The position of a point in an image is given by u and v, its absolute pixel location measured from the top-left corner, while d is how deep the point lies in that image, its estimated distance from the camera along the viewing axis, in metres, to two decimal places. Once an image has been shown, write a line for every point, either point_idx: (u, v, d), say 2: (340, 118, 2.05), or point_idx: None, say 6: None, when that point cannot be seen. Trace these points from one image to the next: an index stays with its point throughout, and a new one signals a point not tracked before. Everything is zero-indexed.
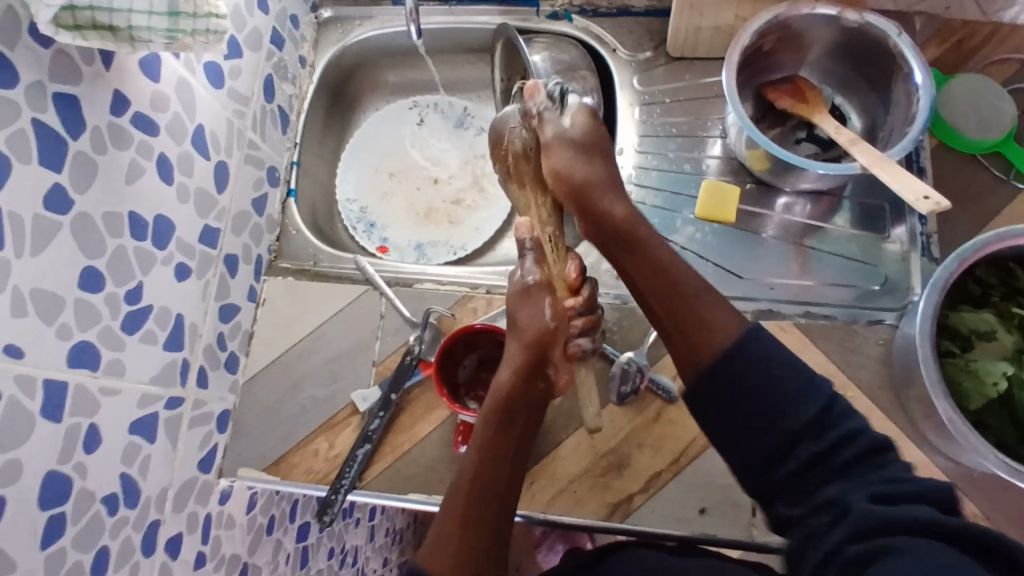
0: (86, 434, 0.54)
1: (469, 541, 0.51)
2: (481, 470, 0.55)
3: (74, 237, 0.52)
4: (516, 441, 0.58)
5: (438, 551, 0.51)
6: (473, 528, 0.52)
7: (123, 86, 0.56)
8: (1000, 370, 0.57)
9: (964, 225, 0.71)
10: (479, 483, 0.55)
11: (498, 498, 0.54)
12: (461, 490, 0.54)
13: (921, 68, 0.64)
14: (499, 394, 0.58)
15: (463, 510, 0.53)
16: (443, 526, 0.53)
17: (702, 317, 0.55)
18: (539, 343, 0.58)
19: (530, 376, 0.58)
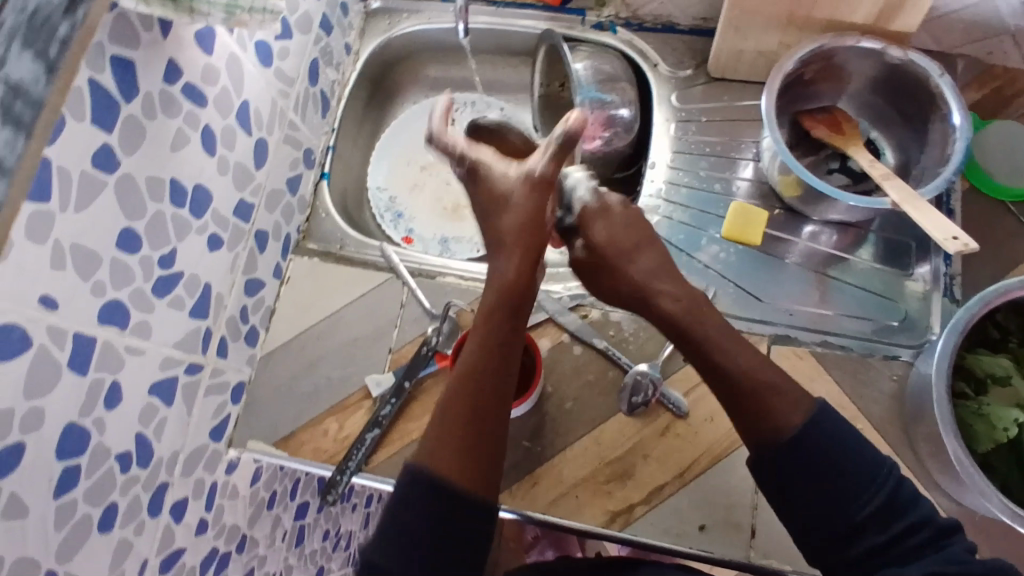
0: (108, 391, 0.55)
1: (475, 438, 0.47)
2: (484, 369, 0.49)
3: (117, 197, 0.53)
4: (518, 335, 0.52)
5: (440, 450, 0.46)
6: (477, 423, 0.47)
7: (178, 56, 0.57)
8: (1012, 416, 0.57)
9: (988, 270, 0.71)
10: (484, 381, 0.49)
11: (504, 397, 0.49)
12: (464, 390, 0.48)
13: (959, 109, 0.65)
14: (502, 291, 0.53)
15: (466, 410, 0.47)
16: (441, 422, 0.48)
17: (768, 395, 0.50)
18: (530, 243, 0.55)
19: (531, 272, 0.54)
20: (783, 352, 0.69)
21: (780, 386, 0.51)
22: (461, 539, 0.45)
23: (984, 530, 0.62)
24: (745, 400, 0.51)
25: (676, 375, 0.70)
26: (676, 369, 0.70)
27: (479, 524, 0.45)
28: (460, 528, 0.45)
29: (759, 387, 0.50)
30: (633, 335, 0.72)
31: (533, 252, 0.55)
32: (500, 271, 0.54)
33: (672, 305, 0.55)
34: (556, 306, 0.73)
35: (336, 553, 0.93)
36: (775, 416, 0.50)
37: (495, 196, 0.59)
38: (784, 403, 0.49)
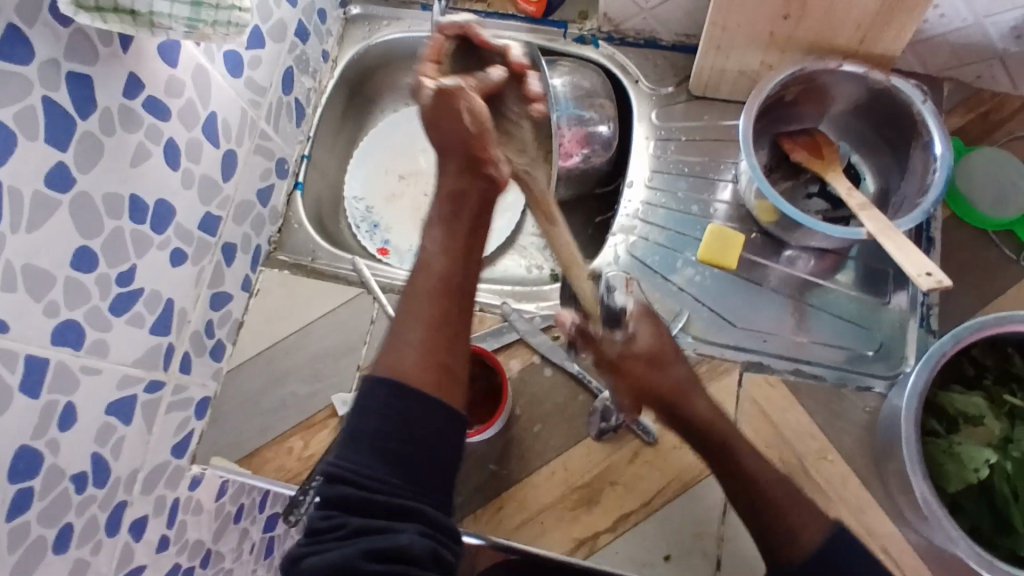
0: (63, 412, 0.54)
1: (435, 335, 0.47)
2: (438, 261, 0.50)
3: (72, 214, 0.52)
4: (474, 230, 0.52)
5: (400, 350, 0.47)
6: (433, 316, 0.48)
7: (139, 70, 0.56)
8: (984, 457, 0.56)
9: (966, 301, 0.70)
10: (434, 276, 0.49)
11: (464, 291, 0.49)
12: (425, 286, 0.49)
13: (941, 139, 0.64)
14: (449, 190, 0.52)
15: (422, 302, 0.48)
16: (402, 322, 0.48)
17: (786, 513, 0.49)
18: (462, 151, 0.53)
19: (471, 170, 0.53)
20: (756, 380, 0.68)
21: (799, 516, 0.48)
22: (422, 432, 0.45)
23: (953, 568, 0.61)
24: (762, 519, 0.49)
25: None
26: None
27: (451, 425, 0.46)
28: (430, 425, 0.45)
29: (771, 501, 0.49)
30: None
31: (467, 165, 0.53)
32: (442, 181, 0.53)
33: (703, 408, 0.54)
34: (527, 327, 0.72)
35: None
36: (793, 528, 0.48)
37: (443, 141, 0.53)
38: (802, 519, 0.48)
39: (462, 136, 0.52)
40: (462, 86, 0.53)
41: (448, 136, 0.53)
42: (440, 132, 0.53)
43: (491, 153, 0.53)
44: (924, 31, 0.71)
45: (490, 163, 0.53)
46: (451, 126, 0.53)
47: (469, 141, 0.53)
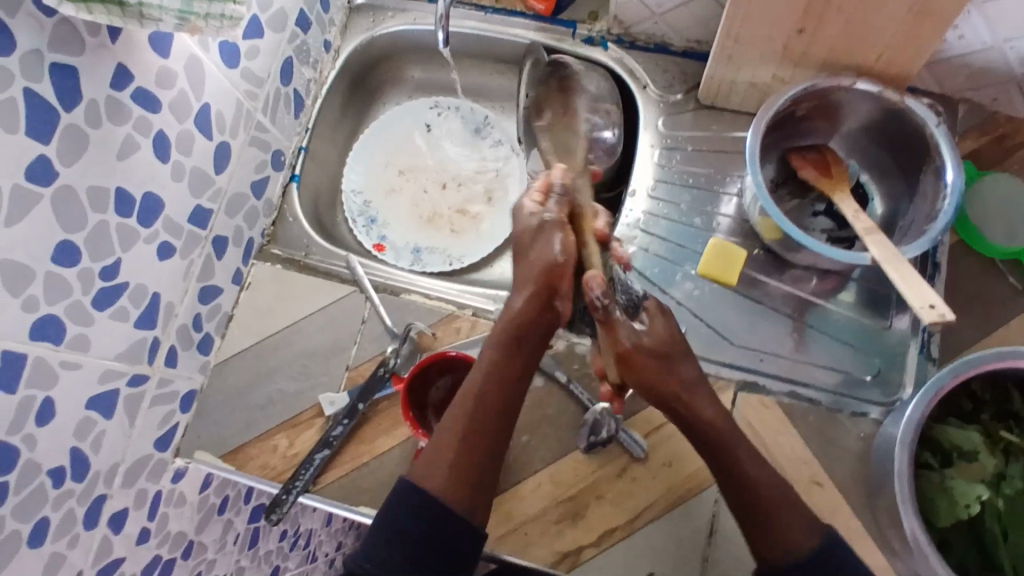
0: (40, 407, 0.53)
1: (469, 454, 0.51)
2: (488, 389, 0.53)
3: (54, 208, 0.50)
4: (522, 373, 0.55)
5: (435, 463, 0.50)
6: (478, 442, 0.51)
7: (128, 60, 0.54)
8: (975, 493, 0.55)
9: (970, 331, 0.69)
10: (483, 405, 0.52)
11: (501, 413, 0.53)
12: (466, 409, 0.52)
13: (952, 165, 0.62)
14: (509, 319, 0.56)
15: (467, 424, 0.52)
16: (443, 429, 0.52)
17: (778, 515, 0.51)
18: (544, 271, 0.57)
19: (543, 307, 0.56)
20: (749, 401, 0.67)
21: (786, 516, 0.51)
22: (452, 556, 0.48)
23: None
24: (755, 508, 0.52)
25: (638, 415, 0.68)
26: (638, 409, 0.68)
27: (463, 535, 0.49)
28: (453, 541, 0.48)
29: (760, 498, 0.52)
30: (597, 371, 0.70)
31: (534, 296, 0.56)
32: (511, 306, 0.57)
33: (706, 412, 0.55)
34: None
35: (293, 551, 0.94)
36: (784, 533, 0.50)
37: (528, 251, 0.59)
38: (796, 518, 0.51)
39: (552, 259, 0.57)
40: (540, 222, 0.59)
41: (535, 254, 0.58)
42: (532, 243, 0.59)
43: (560, 286, 0.57)
44: (942, 51, 0.69)
45: (560, 300, 0.57)
46: (528, 246, 0.59)
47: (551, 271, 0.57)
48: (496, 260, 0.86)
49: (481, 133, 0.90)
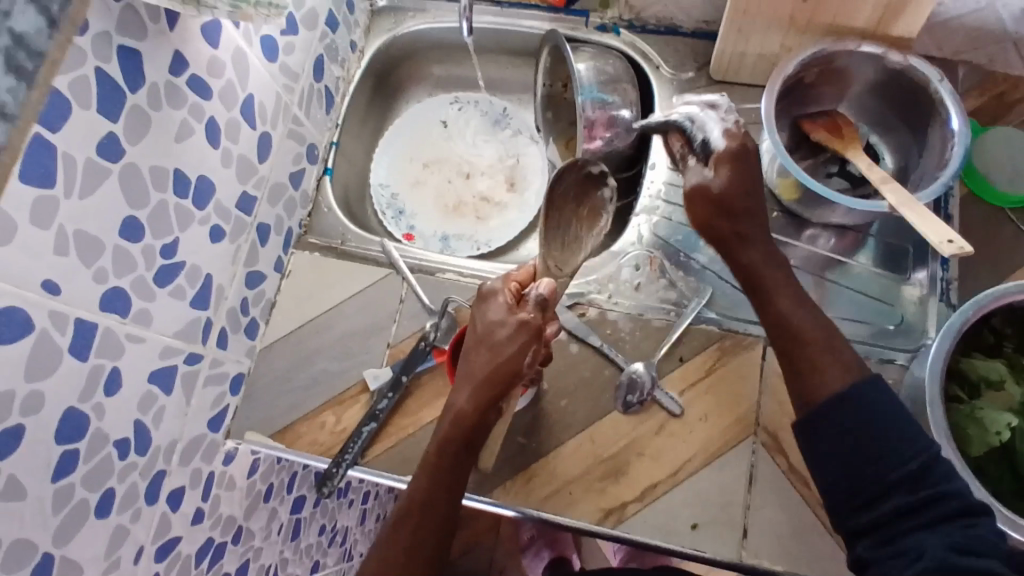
0: (108, 377, 0.55)
1: (416, 557, 0.53)
2: (430, 504, 0.55)
3: (120, 184, 0.54)
4: (456, 481, 0.56)
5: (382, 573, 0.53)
6: (418, 557, 0.53)
7: (184, 49, 0.59)
8: (1005, 420, 0.57)
9: (985, 275, 0.72)
10: (429, 520, 0.54)
11: (443, 509, 0.55)
12: (411, 516, 0.55)
13: (958, 115, 0.65)
14: (456, 422, 0.56)
15: (409, 541, 0.54)
16: (389, 537, 0.54)
17: (818, 349, 0.54)
18: (498, 378, 0.56)
19: (487, 408, 0.56)
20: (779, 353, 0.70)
21: (833, 357, 0.54)
22: None
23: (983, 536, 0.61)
24: (794, 354, 0.55)
25: (671, 375, 0.71)
26: (672, 368, 0.71)
27: None
28: None
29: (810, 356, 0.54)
30: (629, 334, 0.73)
31: (484, 396, 0.56)
32: (458, 404, 0.56)
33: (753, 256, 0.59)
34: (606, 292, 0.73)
35: (331, 547, 0.95)
36: (816, 383, 0.53)
37: (492, 343, 0.57)
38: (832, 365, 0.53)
39: (516, 355, 0.56)
40: (522, 326, 0.56)
41: (496, 348, 0.56)
42: (497, 341, 0.56)
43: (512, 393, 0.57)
44: None
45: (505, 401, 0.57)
46: (498, 346, 0.56)
47: (509, 380, 0.56)
48: (521, 242, 0.90)
49: (501, 124, 0.95)
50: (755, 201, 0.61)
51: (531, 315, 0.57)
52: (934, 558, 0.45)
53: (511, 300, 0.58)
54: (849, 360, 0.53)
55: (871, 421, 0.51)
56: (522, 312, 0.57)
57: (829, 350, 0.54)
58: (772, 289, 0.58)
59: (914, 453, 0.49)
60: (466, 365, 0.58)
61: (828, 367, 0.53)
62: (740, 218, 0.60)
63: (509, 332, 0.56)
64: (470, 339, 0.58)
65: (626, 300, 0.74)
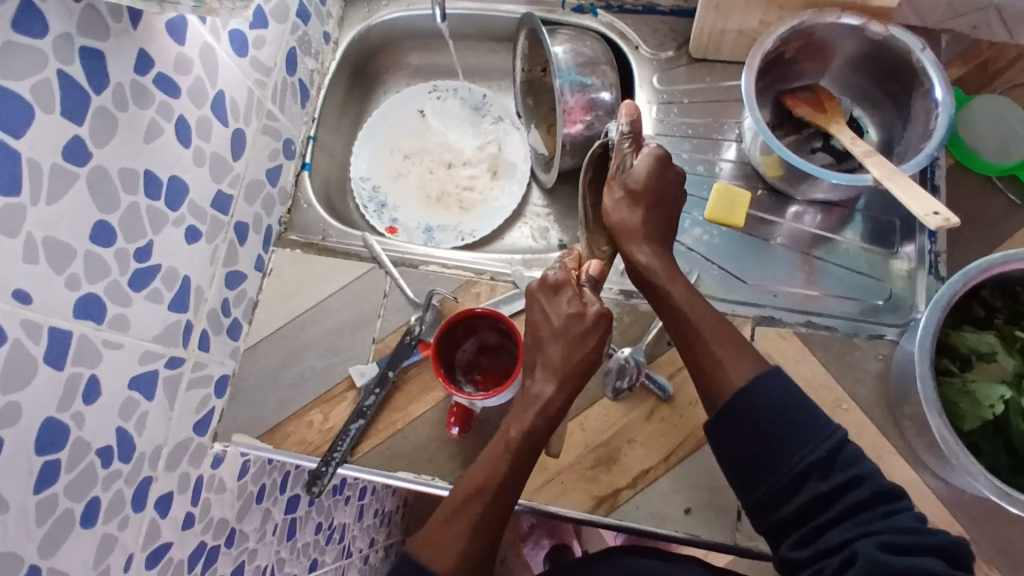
0: (87, 385, 0.54)
1: (480, 536, 0.55)
2: (502, 490, 0.56)
3: (89, 188, 0.53)
4: (525, 476, 0.58)
5: (444, 544, 0.54)
6: (481, 537, 0.55)
7: (149, 46, 0.58)
8: (998, 393, 0.57)
9: (975, 246, 0.71)
10: (493, 507, 0.56)
11: (507, 492, 0.57)
12: (483, 497, 0.56)
13: (942, 84, 0.64)
14: (544, 413, 0.59)
15: (480, 515, 0.55)
16: (455, 513, 0.55)
17: (716, 347, 0.58)
18: (581, 372, 0.61)
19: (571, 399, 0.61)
20: (768, 334, 0.68)
21: (731, 350, 0.58)
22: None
23: (974, 512, 0.61)
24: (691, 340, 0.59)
25: (660, 359, 0.70)
26: (660, 353, 0.70)
27: None
28: None
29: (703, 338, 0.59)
30: (617, 320, 0.72)
31: (568, 388, 0.60)
32: (545, 397, 0.60)
33: (645, 254, 0.63)
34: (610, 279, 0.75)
35: (329, 545, 0.94)
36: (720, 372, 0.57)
37: (572, 338, 0.61)
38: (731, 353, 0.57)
39: (596, 349, 0.61)
40: (596, 318, 0.62)
41: (576, 343, 0.61)
42: (576, 334, 0.61)
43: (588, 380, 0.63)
44: None
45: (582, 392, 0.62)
46: (577, 339, 0.61)
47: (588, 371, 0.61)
48: (507, 231, 0.89)
49: (481, 111, 0.93)
50: (668, 191, 0.65)
51: (590, 299, 0.63)
52: (866, 558, 0.46)
53: (576, 295, 0.63)
54: (747, 354, 0.57)
55: (782, 416, 0.53)
56: (585, 300, 0.63)
57: (722, 338, 0.58)
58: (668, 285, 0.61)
59: (824, 436, 0.52)
60: (542, 360, 0.62)
61: (731, 359, 0.57)
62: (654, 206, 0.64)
63: (584, 326, 0.62)
64: (546, 334, 0.63)
65: (613, 286, 0.74)
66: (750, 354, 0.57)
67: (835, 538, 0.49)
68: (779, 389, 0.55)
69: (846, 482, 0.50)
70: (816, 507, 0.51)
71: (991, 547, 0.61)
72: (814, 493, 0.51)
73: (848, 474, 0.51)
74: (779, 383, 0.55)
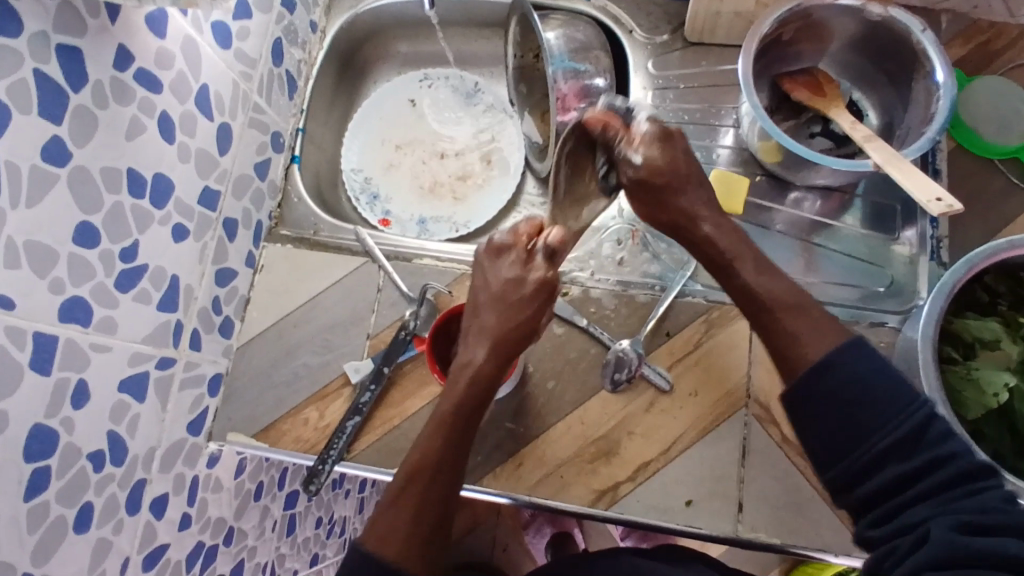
0: (75, 390, 0.53)
1: (426, 513, 0.51)
2: (443, 463, 0.53)
3: (70, 190, 0.52)
4: (462, 449, 0.55)
5: (389, 527, 0.50)
6: (425, 515, 0.51)
7: (128, 41, 0.56)
8: (1002, 381, 0.56)
9: (976, 230, 0.70)
10: (438, 483, 0.52)
11: (448, 468, 0.53)
12: (426, 473, 0.52)
13: (943, 66, 0.63)
14: (474, 379, 0.56)
15: (421, 497, 0.51)
16: (401, 494, 0.51)
17: (796, 327, 0.52)
18: (513, 337, 0.58)
19: (502, 365, 0.58)
20: None
21: (813, 323, 0.52)
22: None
23: None
24: (768, 316, 0.54)
25: (660, 350, 0.69)
26: (658, 344, 0.69)
27: None
28: None
29: (781, 310, 0.53)
30: (613, 311, 0.71)
31: (500, 354, 0.57)
32: (477, 361, 0.57)
33: (703, 231, 0.58)
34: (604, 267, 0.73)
35: (330, 539, 0.94)
36: (799, 341, 0.52)
37: (508, 302, 0.58)
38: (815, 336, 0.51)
39: (531, 317, 0.58)
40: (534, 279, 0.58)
41: (513, 306, 0.58)
42: (512, 296, 0.58)
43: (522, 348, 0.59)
44: None
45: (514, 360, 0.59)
46: (513, 302, 0.58)
47: (523, 336, 0.58)
48: (501, 222, 0.87)
49: (474, 99, 0.92)
50: (691, 162, 0.60)
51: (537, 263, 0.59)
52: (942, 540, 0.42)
53: (520, 256, 0.60)
54: (832, 328, 0.52)
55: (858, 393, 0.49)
56: (534, 263, 0.59)
57: (797, 315, 0.53)
58: (735, 261, 0.56)
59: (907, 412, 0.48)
60: (478, 324, 0.59)
61: (812, 338, 0.51)
62: (678, 175, 0.59)
63: (522, 288, 0.58)
64: (484, 298, 0.60)
65: (609, 277, 0.73)
66: (836, 331, 0.52)
67: (910, 521, 0.45)
68: (863, 361, 0.50)
69: (926, 463, 0.46)
70: (886, 495, 0.47)
71: None
72: (896, 472, 0.47)
73: (930, 454, 0.47)
74: (860, 360, 0.50)
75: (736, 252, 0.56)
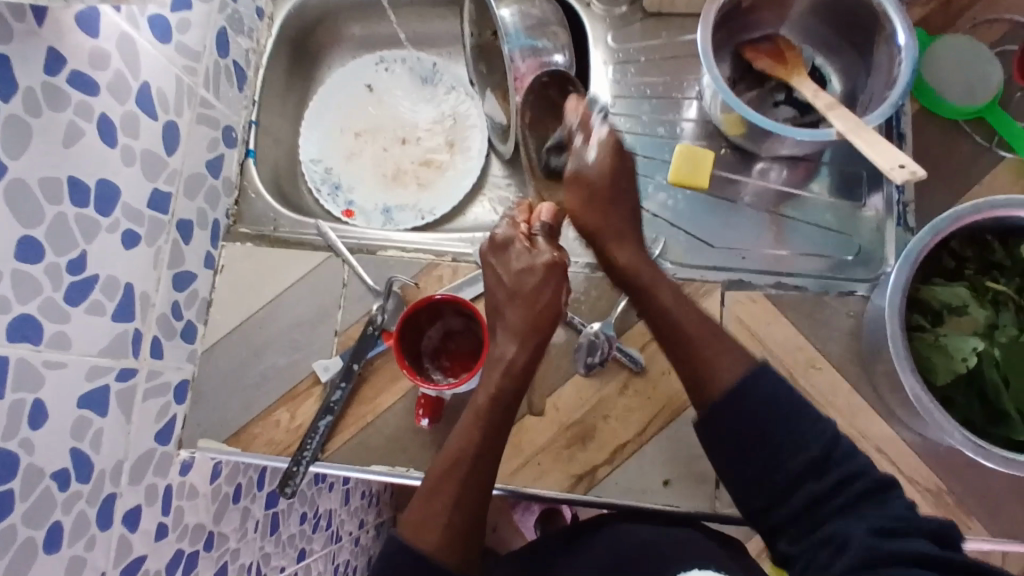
0: (32, 410, 0.51)
1: (464, 508, 0.51)
2: (480, 459, 0.52)
3: (7, 204, 0.49)
4: (498, 440, 0.54)
5: (429, 520, 0.50)
6: (464, 510, 0.51)
7: (58, 44, 0.53)
8: (970, 346, 0.57)
9: (942, 193, 0.70)
10: (474, 476, 0.52)
11: (485, 460, 0.53)
12: (460, 467, 0.52)
13: (905, 29, 0.61)
14: (507, 373, 0.54)
15: (458, 490, 0.51)
16: (438, 485, 0.52)
17: (706, 360, 0.54)
18: (542, 324, 0.56)
19: (537, 353, 0.56)
20: (738, 299, 0.67)
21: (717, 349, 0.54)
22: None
23: (951, 464, 0.62)
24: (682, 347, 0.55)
25: (631, 331, 0.68)
26: (629, 325, 0.69)
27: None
28: None
29: (688, 335, 0.55)
30: (584, 295, 0.70)
31: (531, 345, 0.55)
32: (510, 356, 0.55)
33: (626, 255, 0.58)
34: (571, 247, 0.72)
35: (316, 533, 0.93)
36: (708, 366, 0.53)
37: (525, 294, 0.56)
38: (725, 358, 0.53)
39: (553, 301, 0.56)
40: (550, 269, 0.57)
41: (532, 295, 0.56)
42: (529, 287, 0.56)
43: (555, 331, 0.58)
44: None
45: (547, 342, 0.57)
46: (533, 291, 0.56)
47: (551, 321, 0.56)
48: (467, 207, 0.85)
49: (432, 81, 0.89)
50: (625, 187, 0.60)
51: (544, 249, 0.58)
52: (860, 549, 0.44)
53: (525, 249, 0.58)
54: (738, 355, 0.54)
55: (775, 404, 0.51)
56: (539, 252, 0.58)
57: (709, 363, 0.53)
58: (652, 286, 0.57)
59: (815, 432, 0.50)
60: (501, 321, 0.57)
61: (723, 362, 0.53)
62: (610, 202, 0.59)
63: (537, 277, 0.56)
64: (501, 295, 0.57)
65: (579, 259, 0.72)
66: (736, 355, 0.54)
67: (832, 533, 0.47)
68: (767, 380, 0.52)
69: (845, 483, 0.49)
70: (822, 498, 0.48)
71: (973, 502, 0.61)
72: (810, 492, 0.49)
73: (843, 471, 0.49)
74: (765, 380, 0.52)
75: (652, 279, 0.57)
